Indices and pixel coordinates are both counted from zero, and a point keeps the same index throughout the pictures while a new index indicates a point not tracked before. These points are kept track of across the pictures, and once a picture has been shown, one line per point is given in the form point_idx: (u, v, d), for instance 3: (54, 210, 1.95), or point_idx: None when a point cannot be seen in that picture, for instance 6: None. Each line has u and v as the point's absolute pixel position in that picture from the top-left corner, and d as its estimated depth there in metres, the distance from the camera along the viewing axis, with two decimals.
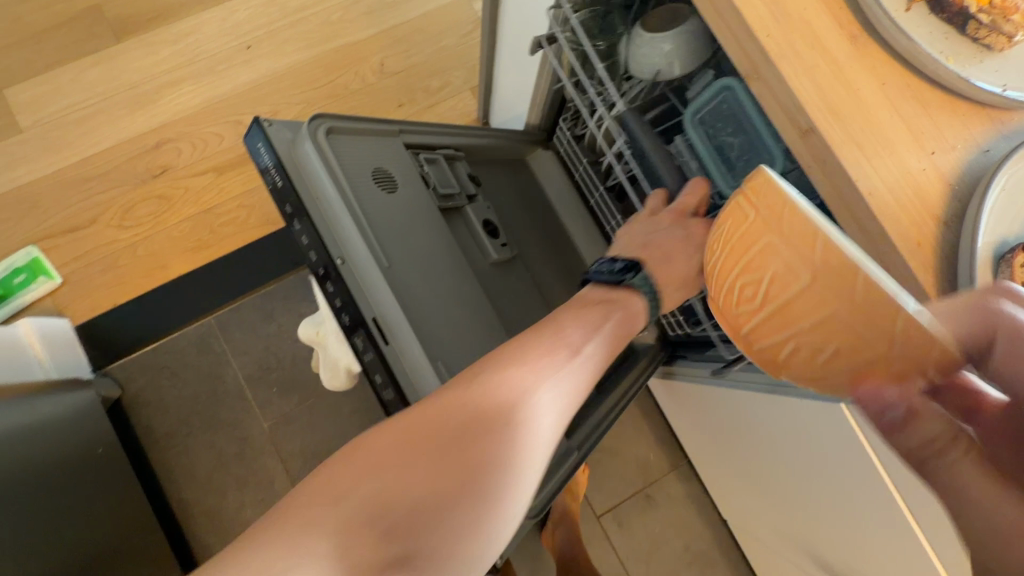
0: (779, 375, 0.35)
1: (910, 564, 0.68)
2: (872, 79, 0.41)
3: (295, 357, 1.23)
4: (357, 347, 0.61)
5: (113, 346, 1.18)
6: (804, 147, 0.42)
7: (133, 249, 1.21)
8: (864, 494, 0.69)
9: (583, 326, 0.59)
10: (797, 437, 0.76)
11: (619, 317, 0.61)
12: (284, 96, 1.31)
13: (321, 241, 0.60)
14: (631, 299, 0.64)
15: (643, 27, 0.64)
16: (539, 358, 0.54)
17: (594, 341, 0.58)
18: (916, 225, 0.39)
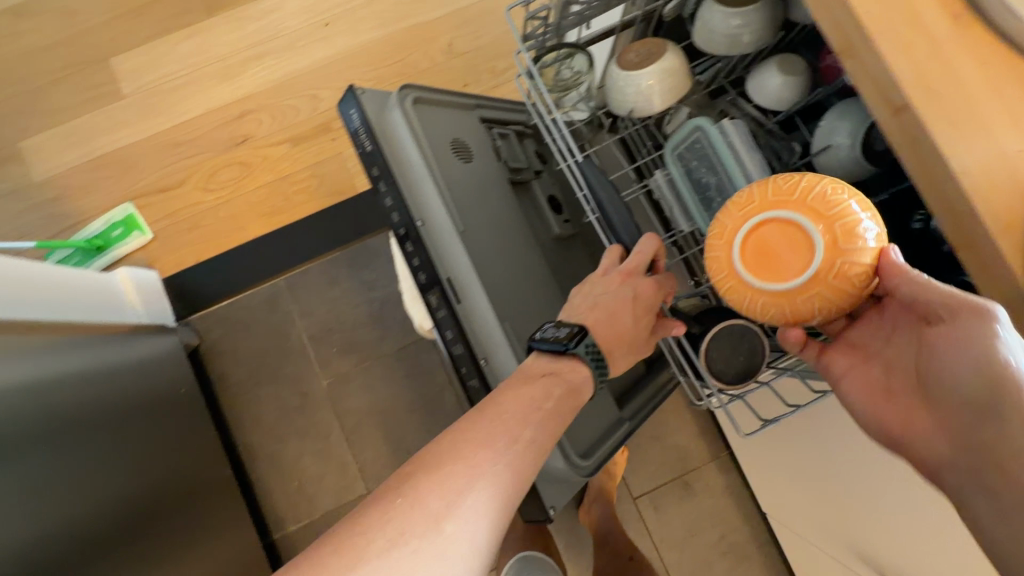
0: (846, 251, 0.45)
1: (935, 553, 0.68)
2: (973, 58, 0.37)
3: (353, 321, 1.30)
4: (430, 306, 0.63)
5: (195, 298, 1.30)
6: (894, 126, 0.39)
7: (216, 211, 1.32)
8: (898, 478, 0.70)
9: (523, 407, 0.54)
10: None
11: (565, 391, 0.57)
12: (356, 73, 1.35)
13: (404, 201, 0.62)
14: (577, 369, 0.59)
15: (620, 66, 0.69)
16: (477, 454, 0.50)
17: (536, 426, 0.53)
18: (1011, 207, 0.35)
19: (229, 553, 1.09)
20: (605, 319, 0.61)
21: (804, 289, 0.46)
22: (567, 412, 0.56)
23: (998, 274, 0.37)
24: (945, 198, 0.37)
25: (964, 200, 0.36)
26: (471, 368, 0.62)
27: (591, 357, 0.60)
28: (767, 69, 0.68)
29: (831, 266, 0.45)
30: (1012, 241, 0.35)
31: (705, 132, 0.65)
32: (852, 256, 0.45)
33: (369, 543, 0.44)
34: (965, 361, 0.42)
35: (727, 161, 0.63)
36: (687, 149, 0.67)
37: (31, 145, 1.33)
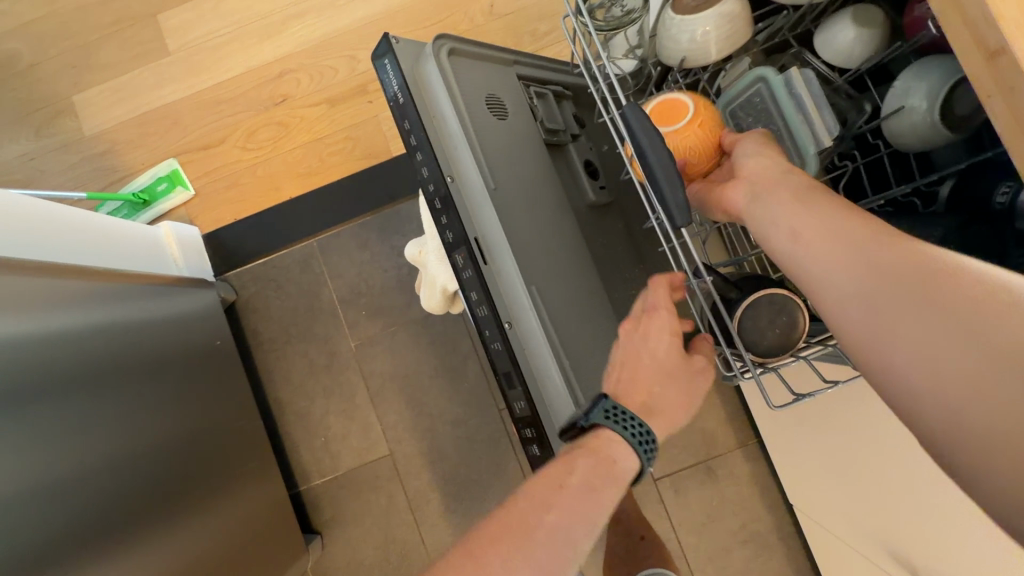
0: (702, 113, 0.60)
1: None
2: None
3: (382, 286, 1.31)
4: (457, 266, 0.62)
5: (232, 256, 1.34)
6: (987, 74, 0.33)
7: (255, 170, 1.34)
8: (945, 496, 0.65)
9: (540, 495, 0.48)
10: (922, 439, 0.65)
11: (592, 463, 0.50)
12: (396, 33, 1.33)
13: (434, 154, 0.60)
14: (606, 442, 0.52)
15: (674, 10, 0.65)
16: (492, 560, 0.45)
17: (554, 514, 0.47)
18: None
19: (257, 500, 1.14)
20: (631, 377, 0.57)
21: (682, 134, 0.59)
22: (596, 491, 0.49)
23: None
24: None
25: None
26: (495, 330, 0.60)
27: (626, 425, 0.52)
28: (840, 22, 0.63)
29: (697, 116, 0.59)
30: None
31: (766, 83, 0.62)
32: (708, 118, 0.60)
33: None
34: (755, 152, 0.55)
35: (787, 114, 0.61)
36: (743, 105, 0.66)
37: (84, 99, 1.38)
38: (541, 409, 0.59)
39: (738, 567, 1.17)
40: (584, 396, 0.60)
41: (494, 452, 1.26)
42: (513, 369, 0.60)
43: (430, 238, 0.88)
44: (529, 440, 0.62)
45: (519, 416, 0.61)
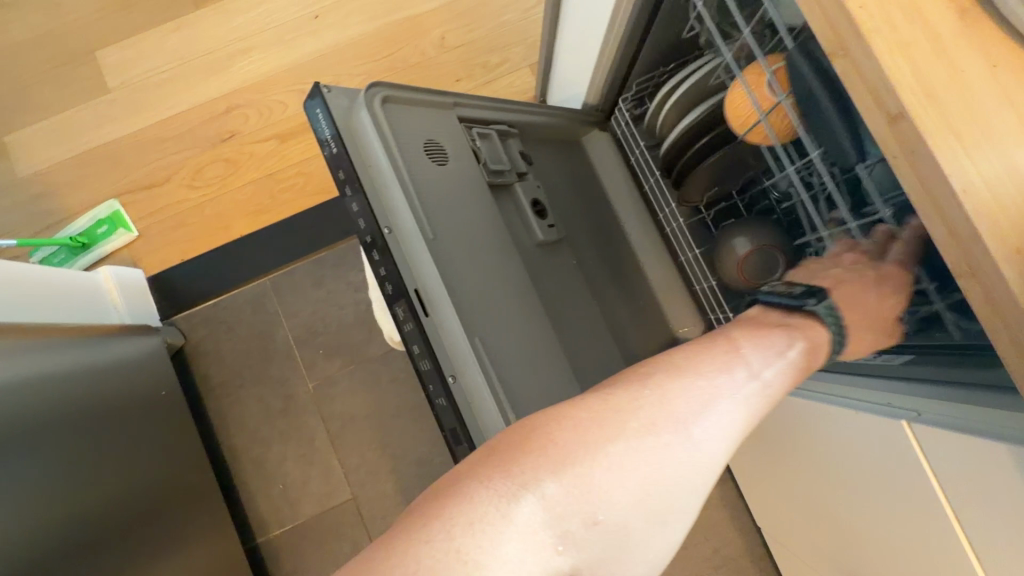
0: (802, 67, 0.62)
1: None
2: (985, 58, 0.32)
3: (339, 323, 1.27)
4: (398, 317, 0.60)
5: (179, 298, 1.28)
6: (890, 136, 0.34)
7: (203, 209, 1.29)
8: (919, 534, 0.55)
9: (762, 347, 0.54)
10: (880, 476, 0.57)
11: (807, 345, 0.57)
12: (346, 67, 1.32)
13: (370, 206, 0.59)
14: (813, 326, 0.59)
15: None
16: (719, 374, 0.50)
17: (774, 366, 0.53)
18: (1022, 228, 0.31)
19: (210, 557, 1.07)
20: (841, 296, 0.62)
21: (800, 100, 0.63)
22: (811, 360, 0.56)
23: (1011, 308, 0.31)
24: (944, 214, 0.33)
25: (965, 220, 0.31)
26: (438, 385, 0.58)
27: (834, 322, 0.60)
28: None
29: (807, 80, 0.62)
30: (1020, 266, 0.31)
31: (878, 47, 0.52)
32: None
33: (629, 423, 0.45)
34: None
35: None
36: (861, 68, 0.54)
37: (16, 140, 1.31)
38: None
39: None
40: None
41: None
42: (454, 424, 0.58)
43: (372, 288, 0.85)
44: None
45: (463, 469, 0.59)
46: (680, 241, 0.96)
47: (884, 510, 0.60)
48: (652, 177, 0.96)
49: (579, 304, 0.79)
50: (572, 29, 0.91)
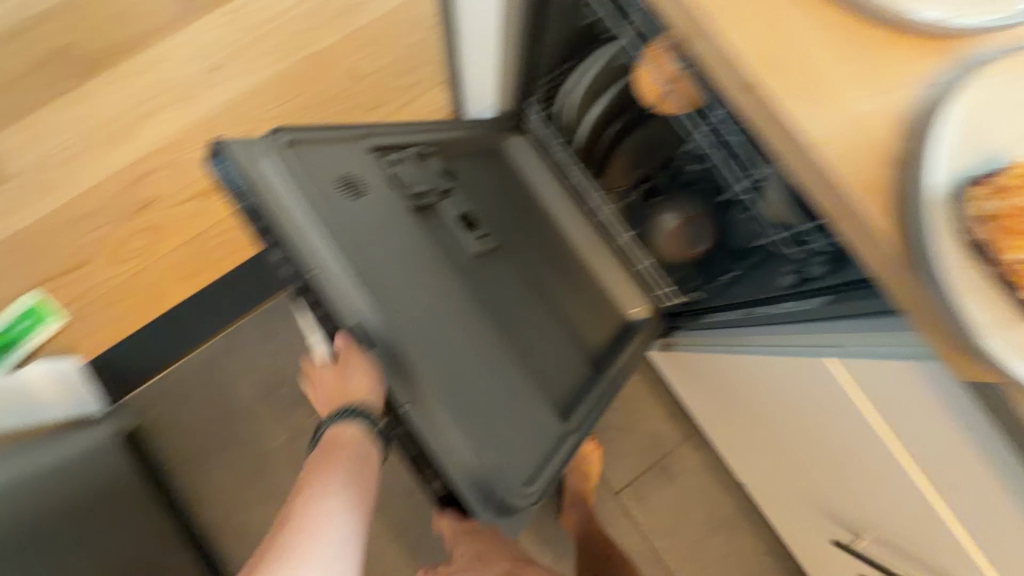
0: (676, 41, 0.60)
1: (918, 516, 0.58)
2: (813, 22, 0.35)
3: (300, 370, 1.25)
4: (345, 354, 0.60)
5: (124, 378, 1.21)
6: (747, 104, 0.37)
7: (135, 281, 1.24)
8: (862, 453, 0.60)
9: (309, 502, 0.59)
10: (817, 408, 0.63)
11: (341, 462, 0.62)
12: (259, 113, 1.29)
13: (293, 250, 0.58)
14: (341, 436, 0.64)
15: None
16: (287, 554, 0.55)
17: (329, 514, 0.58)
18: (868, 167, 0.34)
19: None
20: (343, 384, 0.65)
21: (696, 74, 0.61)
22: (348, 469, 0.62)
23: (876, 240, 0.34)
24: (805, 166, 0.35)
25: (823, 167, 0.34)
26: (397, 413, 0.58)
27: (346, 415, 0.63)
28: None
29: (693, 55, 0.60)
30: (874, 202, 0.34)
31: None
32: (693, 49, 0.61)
33: None
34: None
35: None
36: None
37: None
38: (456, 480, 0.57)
39: (713, 558, 1.19)
40: (491, 455, 0.59)
41: (424, 528, 1.12)
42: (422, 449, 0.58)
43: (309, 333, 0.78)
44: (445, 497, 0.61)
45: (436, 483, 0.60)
46: (613, 227, 0.98)
47: (829, 438, 0.65)
48: (574, 171, 0.97)
49: (526, 308, 0.81)
50: (476, 43, 0.94)
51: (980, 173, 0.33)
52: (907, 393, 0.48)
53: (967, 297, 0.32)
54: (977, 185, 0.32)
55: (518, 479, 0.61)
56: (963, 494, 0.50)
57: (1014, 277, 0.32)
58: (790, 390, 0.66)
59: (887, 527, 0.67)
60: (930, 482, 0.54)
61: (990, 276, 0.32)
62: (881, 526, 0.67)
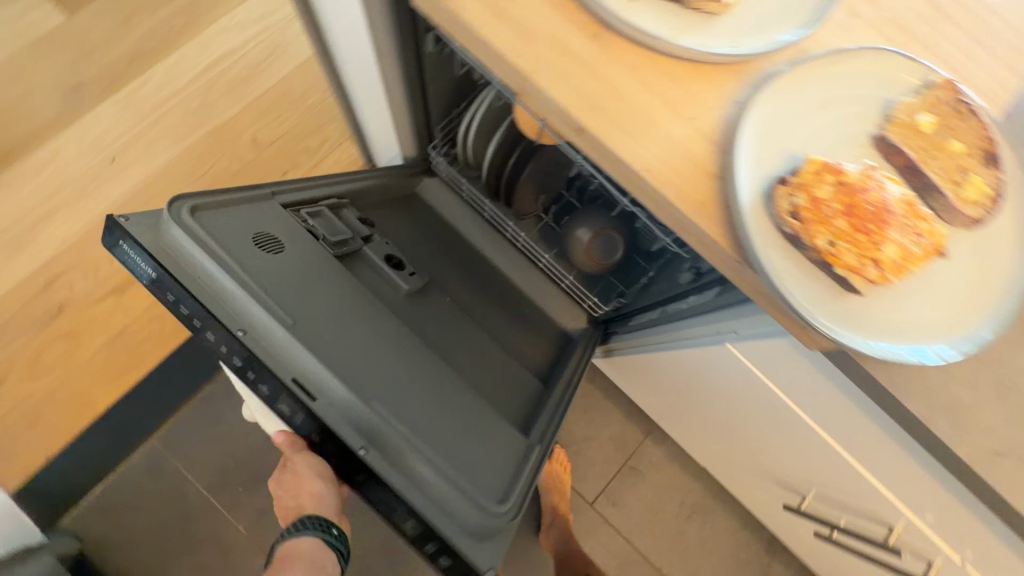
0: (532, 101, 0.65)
1: (837, 468, 0.64)
2: (625, 65, 0.40)
3: (251, 451, 1.20)
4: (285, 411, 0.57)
5: (58, 501, 1.13)
6: (585, 145, 0.40)
7: (55, 395, 1.17)
8: (779, 421, 0.65)
9: None
10: (734, 387, 0.68)
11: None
12: (165, 198, 1.26)
13: (210, 313, 0.56)
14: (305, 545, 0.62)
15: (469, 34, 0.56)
16: None
17: None
18: (693, 185, 0.38)
19: None
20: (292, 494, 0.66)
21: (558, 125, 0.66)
22: None
23: (714, 247, 0.38)
24: (643, 192, 0.39)
25: (657, 192, 0.38)
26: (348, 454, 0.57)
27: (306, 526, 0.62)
28: None
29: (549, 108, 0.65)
30: (705, 214, 0.38)
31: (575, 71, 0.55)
32: None
33: None
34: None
35: None
36: None
37: None
38: (420, 509, 0.56)
39: (695, 542, 1.23)
40: (462, 480, 0.56)
41: None
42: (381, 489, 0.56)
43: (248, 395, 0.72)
44: (420, 540, 0.56)
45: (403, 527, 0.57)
46: (532, 250, 1.01)
47: (751, 412, 0.70)
48: (486, 205, 1.00)
49: (468, 337, 0.81)
50: (365, 102, 0.96)
51: (785, 173, 0.38)
52: (792, 364, 0.53)
53: (795, 280, 0.36)
54: (780, 184, 0.37)
55: (490, 503, 0.57)
56: (863, 444, 0.55)
57: (827, 257, 0.36)
58: (709, 374, 0.71)
59: (819, 484, 0.72)
60: (835, 436, 0.59)
61: (810, 258, 0.36)
62: (814, 483, 0.73)
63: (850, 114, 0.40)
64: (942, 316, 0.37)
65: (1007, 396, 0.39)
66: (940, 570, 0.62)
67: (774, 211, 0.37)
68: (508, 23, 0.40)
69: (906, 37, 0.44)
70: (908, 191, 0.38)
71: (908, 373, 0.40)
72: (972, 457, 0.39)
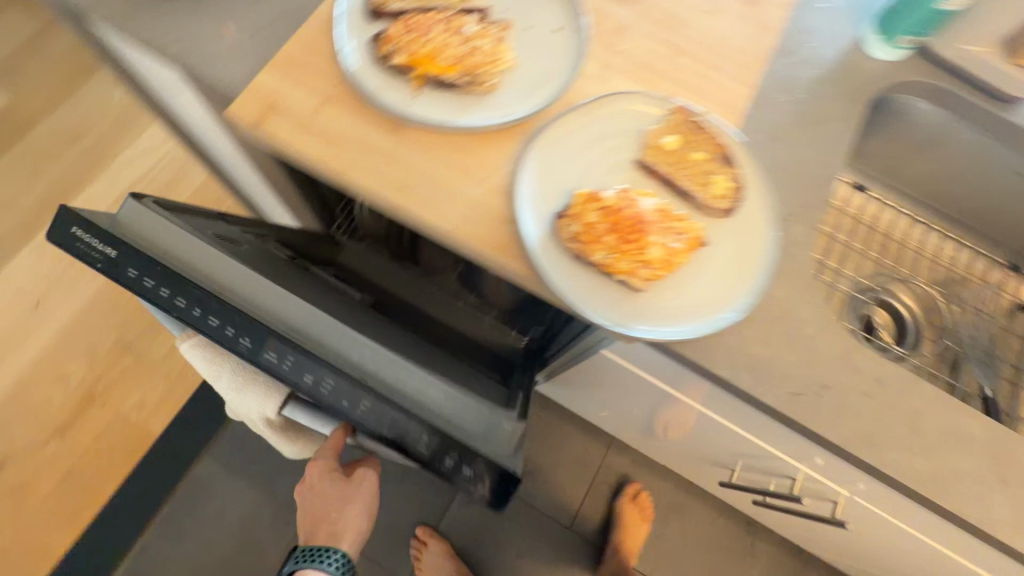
0: None
1: (731, 437, 0.70)
2: (420, 148, 0.48)
3: (223, 560, 1.18)
4: (274, 365, 0.50)
5: None
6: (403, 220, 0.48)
7: (11, 556, 1.14)
8: (669, 404, 0.71)
9: None
10: (627, 382, 0.74)
11: None
12: (95, 329, 1.28)
13: (169, 270, 0.48)
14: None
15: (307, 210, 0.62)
16: None
17: None
18: (491, 234, 0.46)
19: None
20: (325, 517, 0.68)
21: None
22: None
23: (522, 279, 0.46)
24: (457, 247, 0.46)
25: (465, 245, 0.46)
26: (356, 395, 0.52)
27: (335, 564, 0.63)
28: None
29: None
30: (505, 255, 0.45)
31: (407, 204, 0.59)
32: None
33: None
34: None
35: None
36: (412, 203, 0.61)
37: None
38: (448, 429, 0.54)
39: (676, 542, 1.26)
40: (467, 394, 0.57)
41: None
42: (403, 418, 0.52)
43: (218, 363, 0.57)
44: (456, 465, 0.55)
45: (430, 457, 0.55)
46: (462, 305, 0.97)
47: (651, 401, 0.76)
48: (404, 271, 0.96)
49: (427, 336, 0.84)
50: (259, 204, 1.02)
51: (562, 208, 0.46)
52: (643, 353, 0.59)
53: (590, 293, 0.44)
54: (558, 218, 0.45)
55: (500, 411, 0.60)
56: (728, 409, 0.61)
57: (609, 268, 0.44)
58: (606, 375, 0.77)
59: (731, 454, 0.78)
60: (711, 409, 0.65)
61: (595, 272, 0.44)
62: (730, 455, 0.79)
63: (614, 145, 0.49)
64: (715, 293, 0.46)
65: (788, 343, 0.48)
66: (844, 508, 0.68)
67: (559, 241, 0.45)
68: (319, 136, 0.48)
69: (649, 76, 0.54)
70: (660, 201, 0.45)
71: (713, 343, 0.48)
72: (777, 401, 0.47)
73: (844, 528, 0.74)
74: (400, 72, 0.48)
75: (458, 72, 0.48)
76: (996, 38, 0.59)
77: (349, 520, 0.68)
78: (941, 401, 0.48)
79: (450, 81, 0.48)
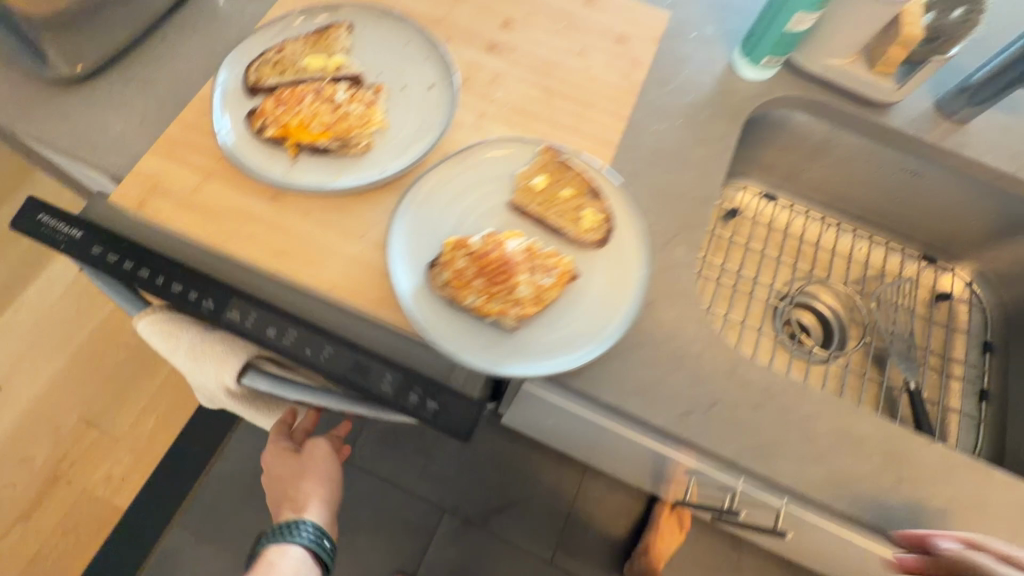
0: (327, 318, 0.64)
1: (657, 469, 0.68)
2: (299, 213, 0.50)
3: None
4: (236, 323, 0.49)
5: None
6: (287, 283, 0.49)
7: None
8: (587, 442, 0.69)
9: None
10: (541, 427, 0.71)
11: None
12: (57, 409, 1.27)
13: (129, 242, 0.50)
14: (287, 550, 0.61)
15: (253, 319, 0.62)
16: None
17: None
18: (369, 289, 0.47)
19: None
20: (288, 491, 0.67)
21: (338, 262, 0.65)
22: None
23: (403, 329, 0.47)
24: (338, 304, 0.48)
25: (345, 302, 0.47)
26: (317, 340, 0.48)
27: (300, 535, 0.62)
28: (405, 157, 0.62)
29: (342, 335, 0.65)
30: (383, 307, 0.47)
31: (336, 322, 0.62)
32: None
33: None
34: None
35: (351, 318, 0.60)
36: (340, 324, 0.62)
37: None
38: (415, 367, 0.49)
39: None
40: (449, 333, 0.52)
41: None
42: (367, 357, 0.48)
43: (173, 337, 0.52)
44: (421, 402, 0.47)
45: (394, 397, 0.48)
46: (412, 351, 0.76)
47: (574, 443, 0.73)
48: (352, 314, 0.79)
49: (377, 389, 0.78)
50: None
51: (434, 259, 0.47)
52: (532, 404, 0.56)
53: (464, 336, 0.45)
54: (431, 268, 0.47)
55: None
56: (629, 446, 0.59)
57: (480, 310, 0.45)
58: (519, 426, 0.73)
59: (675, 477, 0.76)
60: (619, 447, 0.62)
61: (468, 317, 0.46)
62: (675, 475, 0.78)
63: (487, 192, 0.51)
64: (589, 322, 0.47)
65: (674, 363, 0.49)
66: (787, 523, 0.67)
67: (433, 289, 0.46)
68: (200, 211, 0.49)
69: (524, 118, 0.57)
70: (525, 241, 0.47)
71: (600, 371, 0.48)
72: (667, 422, 0.47)
73: (782, 537, 0.72)
74: (275, 143, 0.51)
75: (329, 137, 0.50)
76: (857, 49, 0.60)
77: (310, 491, 0.67)
78: (830, 404, 0.49)
79: (323, 146, 0.50)
